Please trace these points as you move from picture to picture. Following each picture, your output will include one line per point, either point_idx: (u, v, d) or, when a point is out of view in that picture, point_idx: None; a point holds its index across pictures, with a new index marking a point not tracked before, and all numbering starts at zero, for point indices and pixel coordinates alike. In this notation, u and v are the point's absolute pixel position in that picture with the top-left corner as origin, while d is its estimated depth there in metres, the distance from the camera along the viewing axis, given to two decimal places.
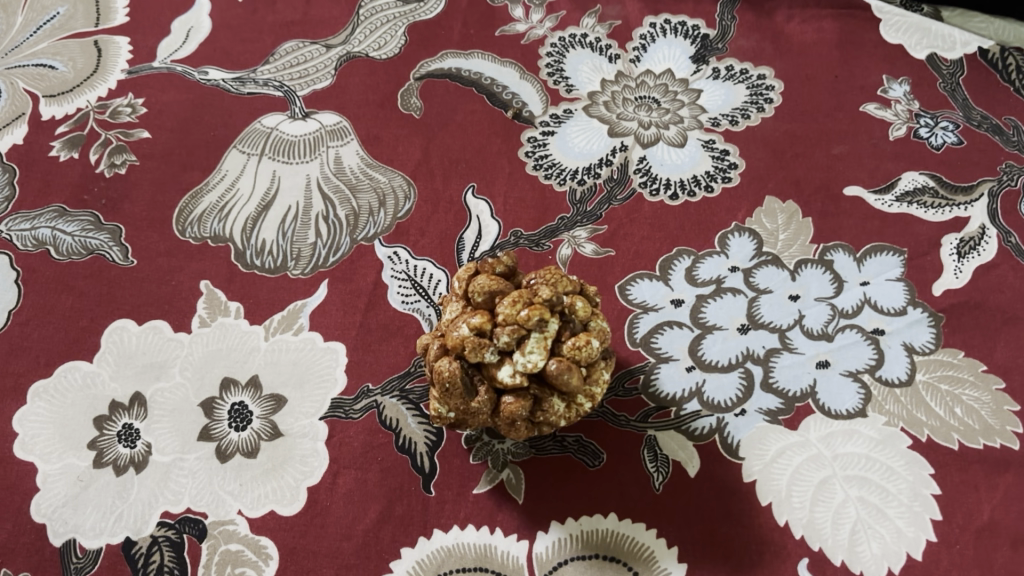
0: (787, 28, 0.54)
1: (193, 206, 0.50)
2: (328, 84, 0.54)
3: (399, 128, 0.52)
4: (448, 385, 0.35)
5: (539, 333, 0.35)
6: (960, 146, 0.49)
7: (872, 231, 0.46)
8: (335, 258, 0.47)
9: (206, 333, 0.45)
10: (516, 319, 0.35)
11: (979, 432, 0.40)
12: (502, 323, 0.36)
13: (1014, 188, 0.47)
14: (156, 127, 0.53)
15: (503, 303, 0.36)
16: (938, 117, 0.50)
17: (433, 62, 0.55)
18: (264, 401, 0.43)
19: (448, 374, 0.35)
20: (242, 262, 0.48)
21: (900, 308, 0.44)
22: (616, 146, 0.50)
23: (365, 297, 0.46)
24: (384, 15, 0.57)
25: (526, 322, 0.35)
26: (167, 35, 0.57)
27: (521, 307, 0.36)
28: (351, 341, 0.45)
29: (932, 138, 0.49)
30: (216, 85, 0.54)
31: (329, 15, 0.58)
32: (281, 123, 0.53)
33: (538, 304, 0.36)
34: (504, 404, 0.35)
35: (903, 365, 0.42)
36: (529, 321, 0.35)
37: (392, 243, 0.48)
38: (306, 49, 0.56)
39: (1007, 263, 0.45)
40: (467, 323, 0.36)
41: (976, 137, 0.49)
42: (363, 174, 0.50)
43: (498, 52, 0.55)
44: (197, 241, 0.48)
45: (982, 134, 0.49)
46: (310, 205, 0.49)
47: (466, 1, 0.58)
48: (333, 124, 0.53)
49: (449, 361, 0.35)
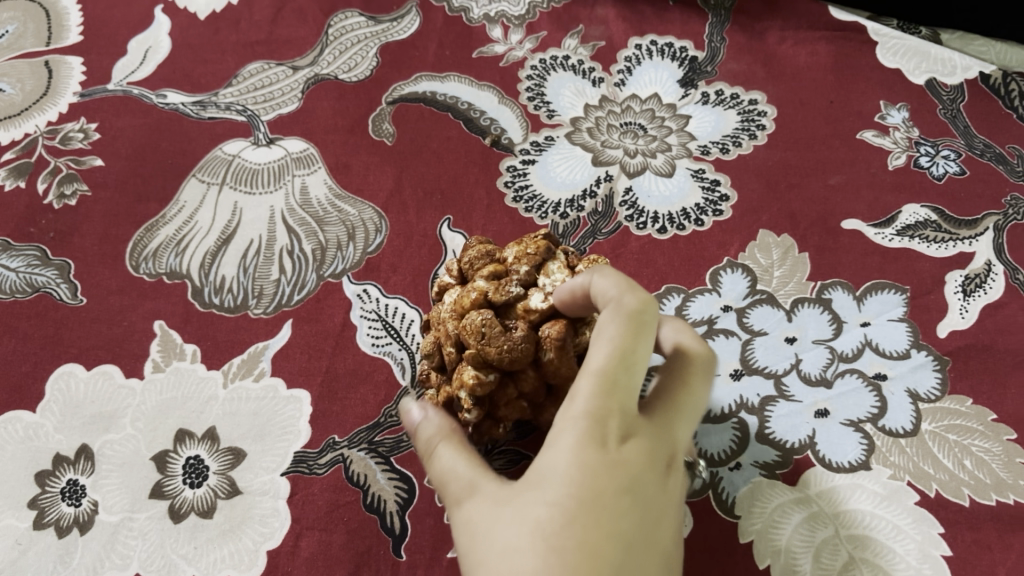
0: (779, 50, 0.52)
1: (148, 239, 0.46)
2: (295, 108, 0.51)
3: (370, 155, 0.49)
4: (488, 327, 0.33)
5: (551, 261, 0.37)
6: (963, 176, 0.46)
7: (873, 267, 0.44)
8: (300, 296, 0.44)
9: (160, 380, 0.42)
10: (527, 254, 0.37)
11: (992, 487, 0.38)
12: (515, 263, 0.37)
13: (1021, 222, 0.45)
14: (110, 155, 0.49)
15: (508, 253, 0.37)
16: (939, 145, 0.48)
17: (407, 85, 0.52)
18: (222, 455, 0.40)
19: (481, 322, 0.34)
20: (200, 301, 0.44)
21: (903, 351, 0.41)
22: (601, 176, 0.47)
23: (332, 339, 0.43)
24: (356, 35, 0.54)
25: (538, 251, 0.37)
26: (124, 55, 0.53)
27: (526, 247, 0.37)
28: (316, 388, 0.41)
29: (933, 168, 0.47)
30: (175, 109, 0.51)
31: (297, 35, 0.55)
32: (244, 149, 0.49)
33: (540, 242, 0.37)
34: (547, 333, 0.34)
35: (907, 414, 0.40)
36: (540, 249, 0.37)
37: (361, 280, 0.44)
38: (272, 70, 0.53)
39: (1016, 302, 0.42)
40: (481, 276, 0.36)
41: (979, 167, 0.47)
42: (331, 205, 0.47)
43: (476, 75, 0.52)
44: (152, 278, 0.45)
45: (986, 164, 0.47)
46: (273, 239, 0.46)
47: (442, 21, 0.55)
48: (299, 151, 0.49)
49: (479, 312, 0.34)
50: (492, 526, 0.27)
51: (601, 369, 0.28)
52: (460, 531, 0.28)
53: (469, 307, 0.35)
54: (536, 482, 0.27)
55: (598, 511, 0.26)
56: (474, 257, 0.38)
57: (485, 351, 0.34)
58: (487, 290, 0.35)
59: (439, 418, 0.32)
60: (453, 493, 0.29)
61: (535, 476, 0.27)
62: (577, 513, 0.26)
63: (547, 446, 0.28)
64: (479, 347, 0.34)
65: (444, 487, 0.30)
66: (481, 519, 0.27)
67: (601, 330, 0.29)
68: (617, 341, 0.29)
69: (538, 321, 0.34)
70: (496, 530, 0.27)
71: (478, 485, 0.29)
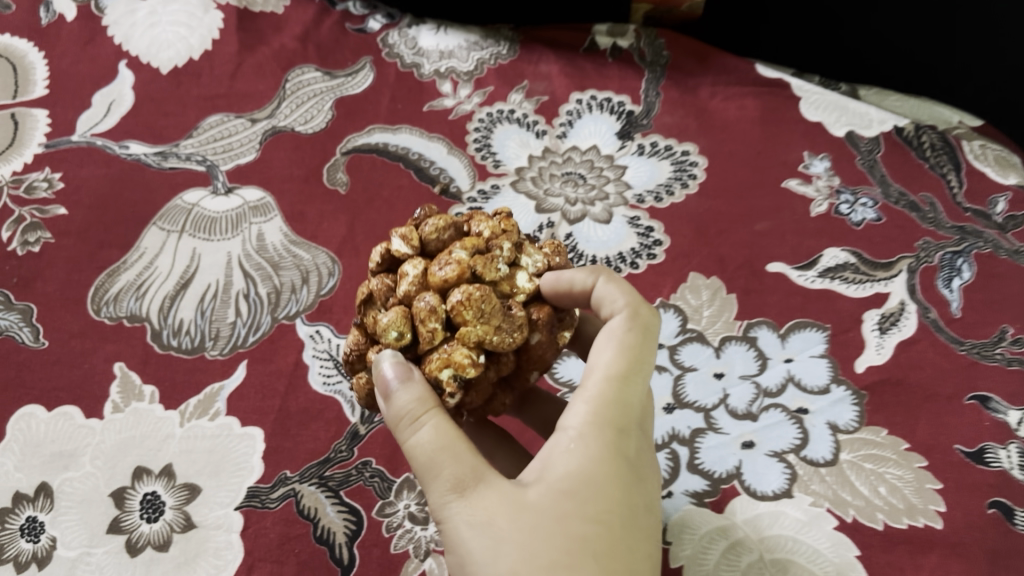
0: (711, 105, 0.55)
1: (110, 284, 0.48)
2: (252, 158, 0.54)
3: (324, 203, 0.52)
4: (484, 304, 0.30)
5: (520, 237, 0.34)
6: (879, 223, 0.50)
7: (795, 307, 0.47)
8: (254, 338, 0.46)
9: (119, 419, 0.43)
10: (502, 227, 0.33)
11: (904, 511, 0.40)
12: (490, 235, 0.33)
13: (931, 264, 0.48)
14: (73, 204, 0.51)
15: (478, 223, 0.33)
16: (858, 193, 0.51)
17: (360, 136, 0.55)
18: (178, 490, 0.41)
19: (483, 297, 0.30)
20: (159, 343, 0.46)
21: (824, 386, 0.44)
22: (543, 223, 0.50)
23: (285, 379, 0.45)
24: (312, 89, 0.57)
25: (512, 227, 0.34)
26: (88, 107, 0.56)
27: (497, 220, 0.34)
28: (269, 426, 0.43)
29: (852, 214, 0.50)
30: (138, 160, 0.53)
31: (255, 88, 0.57)
32: (203, 198, 0.52)
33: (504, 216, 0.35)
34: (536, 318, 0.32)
35: (827, 445, 0.42)
36: (513, 225, 0.34)
37: (314, 321, 0.47)
38: (231, 123, 0.56)
39: (927, 339, 0.45)
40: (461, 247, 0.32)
41: (894, 214, 0.50)
42: (286, 251, 0.50)
43: (426, 127, 0.55)
44: (113, 321, 0.47)
45: (900, 211, 0.50)
46: (230, 283, 0.48)
47: (394, 76, 0.58)
48: (257, 200, 0.52)
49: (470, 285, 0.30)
50: (527, 522, 0.27)
51: (620, 366, 0.31)
52: (470, 518, 0.28)
53: (455, 280, 0.31)
54: (566, 475, 0.29)
55: (621, 505, 0.29)
56: (440, 226, 0.33)
57: (478, 331, 0.30)
58: (475, 263, 0.31)
59: (419, 388, 0.29)
60: (450, 479, 0.28)
61: (556, 470, 0.29)
62: (609, 504, 0.29)
63: (564, 439, 0.30)
64: (479, 327, 0.30)
65: (440, 463, 0.28)
66: (507, 508, 0.28)
67: (617, 339, 0.32)
68: (629, 345, 0.32)
69: (521, 302, 0.32)
70: (525, 519, 0.28)
71: (488, 472, 0.29)
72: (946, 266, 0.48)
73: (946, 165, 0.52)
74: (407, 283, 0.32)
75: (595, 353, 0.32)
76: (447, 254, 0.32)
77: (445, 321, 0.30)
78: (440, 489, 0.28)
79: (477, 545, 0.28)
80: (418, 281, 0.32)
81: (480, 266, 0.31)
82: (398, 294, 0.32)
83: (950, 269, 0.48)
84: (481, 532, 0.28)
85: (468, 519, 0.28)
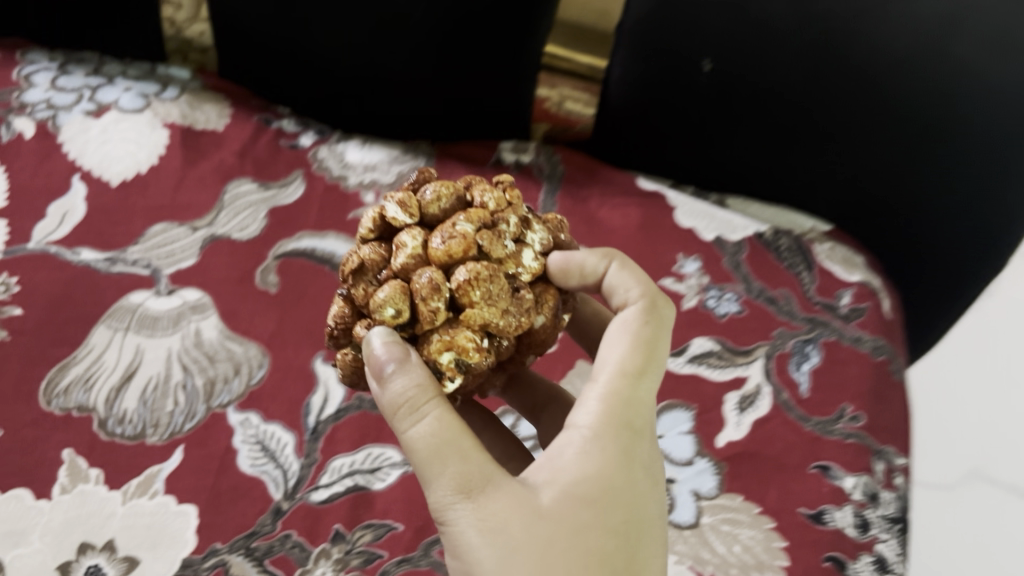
0: (599, 213, 0.63)
1: (60, 378, 0.54)
2: (192, 263, 0.60)
3: (257, 302, 0.58)
4: (492, 285, 0.34)
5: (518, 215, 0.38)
6: (740, 314, 0.58)
7: (666, 390, 0.54)
8: (191, 424, 0.52)
9: (66, 500, 0.49)
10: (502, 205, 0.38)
11: (754, 566, 0.47)
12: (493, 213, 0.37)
13: (785, 351, 0.56)
14: (29, 305, 0.57)
15: (483, 200, 0.38)
16: (724, 289, 0.59)
17: (290, 242, 0.62)
18: (118, 562, 0.46)
19: (488, 276, 0.34)
20: (104, 431, 0.51)
21: (688, 459, 0.51)
22: None
23: (217, 461, 0.50)
24: (248, 200, 0.64)
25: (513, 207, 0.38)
26: (43, 217, 0.62)
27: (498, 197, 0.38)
28: (202, 503, 0.49)
29: (718, 308, 0.58)
30: (88, 265, 0.59)
31: (196, 199, 0.64)
32: (147, 299, 0.58)
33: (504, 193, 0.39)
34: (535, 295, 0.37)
35: (691, 510, 0.49)
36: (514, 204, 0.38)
37: (244, 409, 0.53)
38: (173, 231, 0.62)
39: (778, 417, 0.53)
40: (464, 220, 0.36)
41: (755, 307, 0.58)
42: (220, 345, 0.56)
43: (350, 233, 0.63)
44: (63, 412, 0.52)
45: (760, 304, 0.58)
46: (169, 375, 0.54)
47: (322, 188, 0.66)
48: (195, 300, 0.58)
49: (479, 263, 0.34)
50: (545, 517, 0.33)
51: (629, 371, 0.37)
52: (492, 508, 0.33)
53: (460, 257, 0.35)
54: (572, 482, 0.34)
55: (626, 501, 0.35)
56: (443, 202, 0.37)
57: (486, 314, 0.34)
58: (480, 240, 0.35)
59: (418, 373, 0.33)
60: (469, 476, 0.33)
61: (570, 471, 0.34)
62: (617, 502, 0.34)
63: (578, 438, 0.35)
64: (482, 303, 0.34)
65: (446, 460, 0.33)
66: (524, 513, 0.33)
67: (631, 340, 0.39)
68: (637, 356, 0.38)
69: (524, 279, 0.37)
70: (541, 525, 0.33)
71: (497, 477, 0.33)
72: (798, 352, 0.56)
73: (799, 265, 0.61)
74: (410, 257, 0.35)
75: (606, 358, 0.38)
76: (448, 223, 0.36)
77: (458, 303, 0.34)
78: (443, 491, 0.33)
79: (486, 546, 0.32)
80: (421, 252, 0.35)
81: (486, 240, 0.35)
82: (397, 262, 0.35)
83: (800, 355, 0.56)
84: (493, 536, 0.32)
85: (477, 522, 0.32)
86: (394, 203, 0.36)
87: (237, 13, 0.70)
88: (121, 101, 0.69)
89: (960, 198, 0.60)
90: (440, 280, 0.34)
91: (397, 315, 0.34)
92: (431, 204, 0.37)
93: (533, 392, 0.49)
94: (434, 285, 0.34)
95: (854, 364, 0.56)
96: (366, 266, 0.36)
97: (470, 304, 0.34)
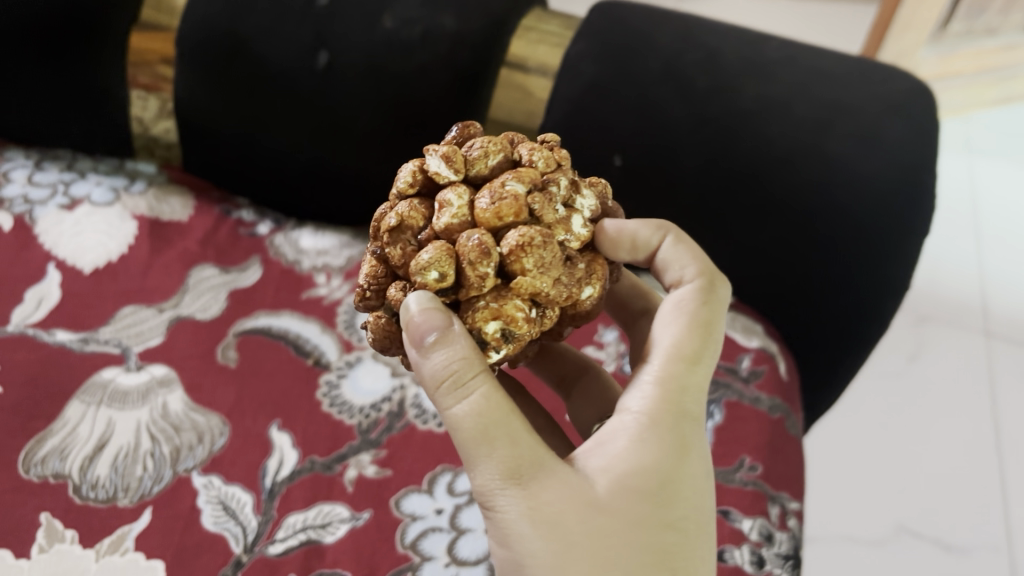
0: None
1: (38, 449, 0.59)
2: (159, 341, 0.66)
3: (218, 375, 0.64)
4: (545, 254, 0.37)
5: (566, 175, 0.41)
6: None
7: None
8: (158, 488, 0.57)
9: (44, 559, 0.54)
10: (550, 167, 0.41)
11: None
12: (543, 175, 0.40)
13: None
14: (8, 382, 0.62)
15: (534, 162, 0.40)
16: None
17: (248, 320, 0.69)
18: None
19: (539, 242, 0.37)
20: (79, 496, 0.57)
21: None
22: (396, 385, 0.66)
23: (182, 519, 0.56)
24: (210, 284, 0.71)
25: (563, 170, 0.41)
26: (20, 302, 0.67)
27: (548, 158, 0.41)
28: (169, 558, 0.54)
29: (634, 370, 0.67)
30: (63, 344, 0.65)
31: (162, 284, 0.70)
32: (117, 375, 0.63)
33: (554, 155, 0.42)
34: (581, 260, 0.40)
35: None
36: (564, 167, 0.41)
37: (207, 473, 0.58)
38: (141, 312, 0.68)
39: None
40: (511, 180, 0.39)
41: None
42: (185, 416, 0.62)
43: (304, 311, 0.70)
44: (40, 479, 0.58)
45: None
46: (139, 444, 0.60)
47: (278, 272, 0.73)
48: (162, 375, 0.64)
49: (529, 229, 0.37)
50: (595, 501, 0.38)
51: (683, 358, 0.43)
52: (549, 486, 0.38)
53: (510, 221, 0.38)
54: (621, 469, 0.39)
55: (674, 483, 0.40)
56: (490, 162, 0.39)
57: (537, 282, 0.37)
58: (532, 204, 0.38)
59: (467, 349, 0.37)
60: (530, 459, 0.38)
61: (625, 454, 0.39)
62: (663, 485, 0.39)
63: (632, 422, 0.41)
64: (530, 270, 0.37)
65: (495, 443, 0.38)
66: (576, 501, 0.37)
67: (689, 319, 0.44)
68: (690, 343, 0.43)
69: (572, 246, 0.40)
70: (593, 510, 0.38)
71: (547, 462, 0.38)
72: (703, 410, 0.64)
73: None
74: (458, 219, 0.38)
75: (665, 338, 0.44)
76: (495, 185, 0.38)
77: (512, 270, 0.37)
78: (494, 475, 0.38)
79: (537, 527, 0.37)
80: (468, 213, 0.38)
81: (536, 204, 0.38)
82: (443, 221, 0.38)
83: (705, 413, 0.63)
84: (547, 523, 0.37)
85: (528, 504, 0.37)
86: (439, 159, 0.39)
87: (202, 118, 0.78)
88: (93, 196, 0.76)
89: (842, 273, 0.68)
90: (490, 244, 0.37)
91: (443, 279, 0.37)
92: (477, 163, 0.39)
93: (562, 365, 0.59)
94: (487, 249, 0.37)
95: (752, 421, 0.63)
96: (410, 224, 0.39)
97: (524, 271, 0.37)
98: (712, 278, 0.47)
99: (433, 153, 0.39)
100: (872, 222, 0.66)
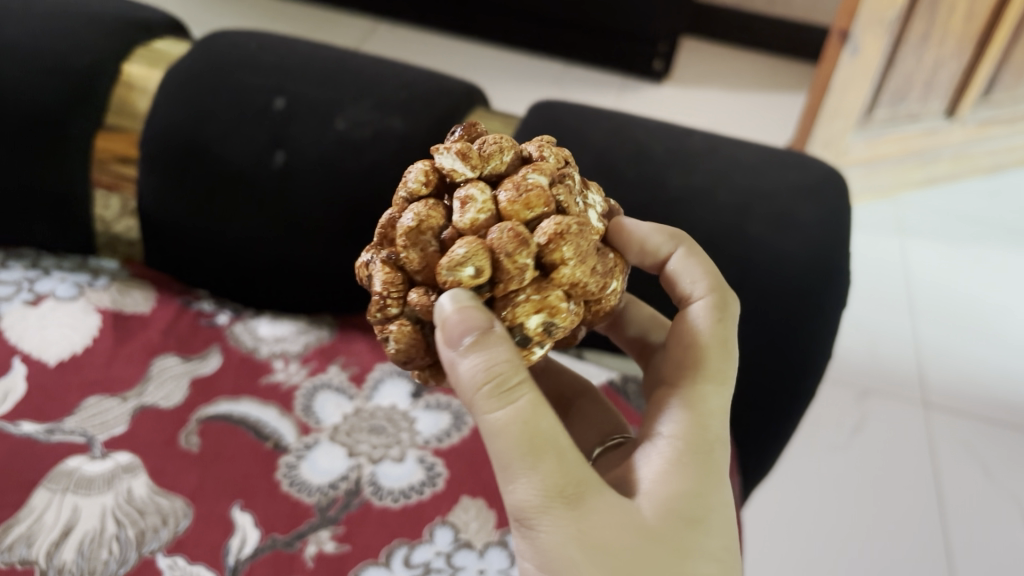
0: None
1: (5, 537, 0.61)
2: (123, 429, 0.69)
3: (180, 461, 0.67)
4: (580, 239, 0.44)
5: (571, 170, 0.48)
6: None
7: None
8: (123, 570, 0.60)
9: None
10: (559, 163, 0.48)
11: None
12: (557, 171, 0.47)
13: None
14: None
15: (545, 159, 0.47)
16: None
17: (209, 407, 0.72)
18: None
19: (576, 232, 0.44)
20: None
21: None
22: (353, 464, 0.69)
23: None
24: (172, 373, 0.74)
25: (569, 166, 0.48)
26: None
27: (552, 154, 0.48)
28: None
29: None
30: (29, 435, 0.67)
31: (125, 374, 0.73)
32: (83, 463, 0.66)
33: (555, 150, 0.48)
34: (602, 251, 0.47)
35: None
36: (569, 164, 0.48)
37: (172, 553, 0.61)
38: (105, 402, 0.71)
39: None
40: (533, 175, 0.45)
41: None
42: (150, 500, 0.64)
43: (262, 397, 0.73)
44: (7, 564, 0.60)
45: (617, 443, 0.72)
46: (104, 528, 0.62)
47: (237, 360, 0.76)
48: (126, 462, 0.67)
49: (556, 218, 0.44)
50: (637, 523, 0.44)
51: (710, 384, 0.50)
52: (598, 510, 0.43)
53: (541, 214, 0.44)
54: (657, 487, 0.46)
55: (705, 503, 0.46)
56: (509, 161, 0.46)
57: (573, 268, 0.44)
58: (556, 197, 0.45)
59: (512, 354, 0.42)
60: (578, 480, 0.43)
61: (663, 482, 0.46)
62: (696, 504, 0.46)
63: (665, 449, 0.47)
64: (569, 258, 0.44)
65: (543, 459, 0.42)
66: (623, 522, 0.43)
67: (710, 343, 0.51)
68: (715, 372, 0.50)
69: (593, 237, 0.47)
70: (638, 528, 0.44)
71: (592, 483, 0.43)
72: None
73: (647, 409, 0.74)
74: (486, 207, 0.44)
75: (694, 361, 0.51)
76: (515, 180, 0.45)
77: (551, 256, 0.44)
78: (539, 494, 0.42)
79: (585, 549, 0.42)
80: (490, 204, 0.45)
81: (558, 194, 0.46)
82: (471, 212, 0.44)
83: None
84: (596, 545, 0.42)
85: (576, 526, 0.42)
86: (453, 155, 0.45)
87: (160, 216, 0.82)
88: (57, 290, 0.79)
89: (771, 342, 0.72)
90: (524, 233, 0.43)
91: (479, 272, 0.42)
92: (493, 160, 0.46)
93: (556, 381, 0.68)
94: (524, 238, 0.43)
95: None
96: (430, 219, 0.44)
97: (563, 257, 0.44)
98: (723, 293, 0.54)
99: (447, 152, 0.45)
100: (791, 296, 0.72)
